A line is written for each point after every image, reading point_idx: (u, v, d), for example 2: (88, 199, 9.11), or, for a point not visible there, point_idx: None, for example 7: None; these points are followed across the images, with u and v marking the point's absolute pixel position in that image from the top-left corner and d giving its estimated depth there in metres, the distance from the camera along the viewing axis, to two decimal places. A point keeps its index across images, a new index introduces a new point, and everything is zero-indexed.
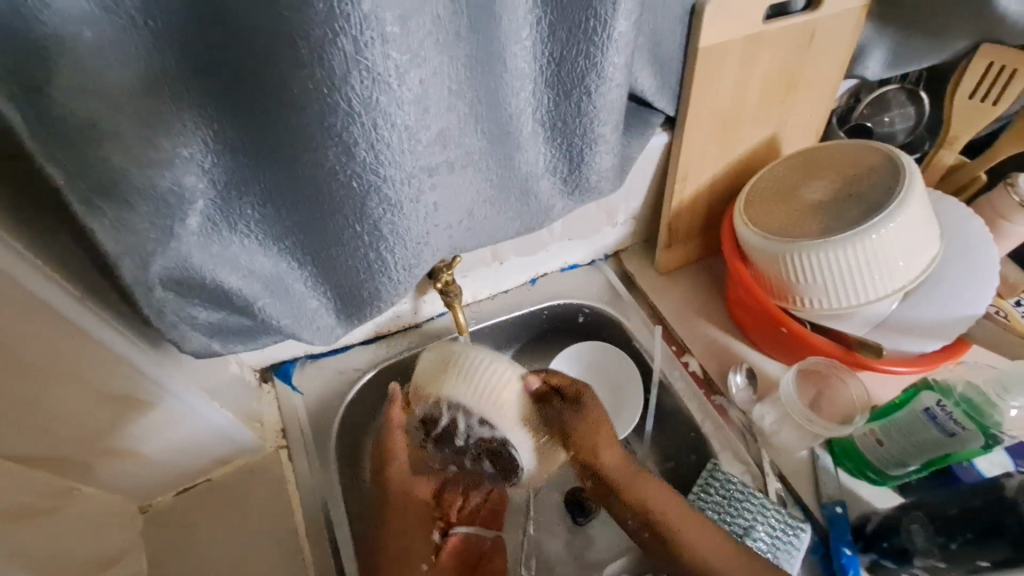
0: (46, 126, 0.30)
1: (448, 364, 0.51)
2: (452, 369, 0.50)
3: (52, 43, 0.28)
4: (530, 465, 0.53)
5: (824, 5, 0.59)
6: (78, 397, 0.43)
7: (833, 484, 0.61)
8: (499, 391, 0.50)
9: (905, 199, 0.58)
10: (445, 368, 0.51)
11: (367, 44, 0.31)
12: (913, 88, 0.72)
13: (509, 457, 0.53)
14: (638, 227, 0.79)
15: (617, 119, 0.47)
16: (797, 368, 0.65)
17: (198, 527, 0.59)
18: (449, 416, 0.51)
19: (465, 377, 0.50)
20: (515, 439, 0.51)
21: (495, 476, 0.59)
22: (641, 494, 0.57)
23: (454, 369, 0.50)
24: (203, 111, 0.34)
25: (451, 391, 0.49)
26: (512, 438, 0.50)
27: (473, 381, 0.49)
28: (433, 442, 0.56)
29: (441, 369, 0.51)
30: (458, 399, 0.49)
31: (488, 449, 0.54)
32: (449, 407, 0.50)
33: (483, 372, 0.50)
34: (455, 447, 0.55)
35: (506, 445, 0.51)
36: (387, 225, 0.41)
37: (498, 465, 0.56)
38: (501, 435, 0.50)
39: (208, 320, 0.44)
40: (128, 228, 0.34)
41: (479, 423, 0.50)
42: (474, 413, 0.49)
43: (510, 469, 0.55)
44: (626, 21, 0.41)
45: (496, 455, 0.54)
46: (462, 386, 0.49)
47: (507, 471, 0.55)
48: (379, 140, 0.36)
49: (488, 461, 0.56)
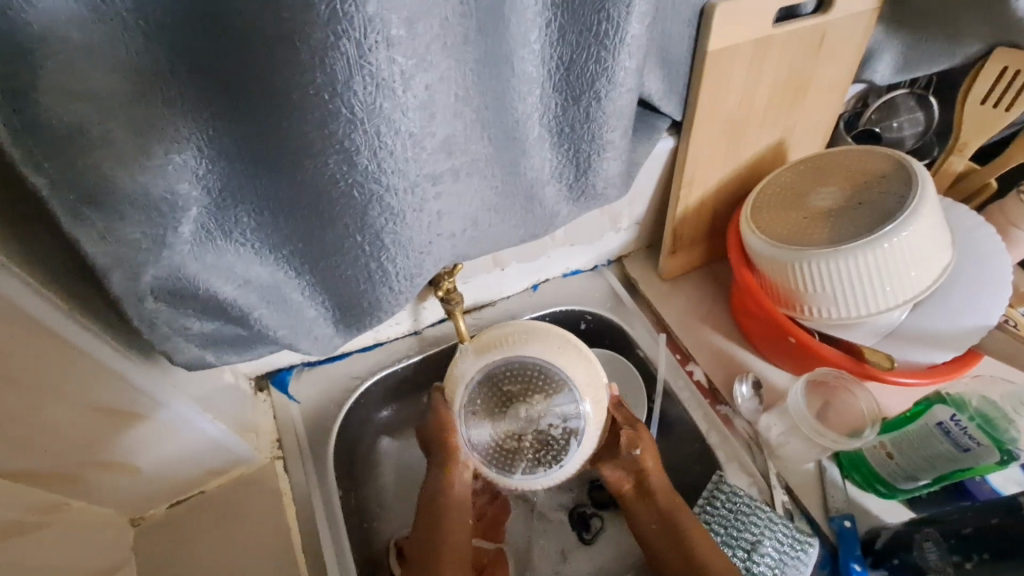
0: (30, 134, 0.28)
1: (555, 338, 0.56)
2: (566, 347, 0.55)
3: (37, 45, 0.26)
4: (577, 464, 0.56)
5: (834, 8, 0.57)
6: (66, 411, 0.41)
7: (841, 497, 0.60)
8: (597, 388, 0.56)
9: (917, 208, 0.57)
10: (561, 341, 0.56)
11: (372, 48, 0.30)
12: (923, 93, 0.71)
13: (559, 450, 0.55)
14: (642, 232, 0.78)
15: (626, 125, 0.46)
16: (806, 379, 0.63)
17: (192, 541, 0.57)
18: (543, 385, 0.55)
19: (581, 361, 0.56)
20: (584, 436, 0.55)
21: (506, 459, 0.56)
22: (675, 513, 0.58)
23: (562, 347, 0.55)
24: (198, 117, 0.33)
25: (566, 362, 0.55)
26: (579, 433, 0.55)
27: (582, 363, 0.55)
28: (482, 394, 0.56)
29: (549, 340, 0.56)
30: (563, 368, 0.55)
31: (542, 434, 0.55)
32: (548, 373, 0.55)
33: (589, 363, 0.56)
34: (509, 415, 0.55)
35: (570, 434, 0.55)
36: (389, 234, 0.40)
37: (536, 452, 0.55)
38: (574, 425, 0.55)
39: (202, 331, 0.43)
40: (117, 238, 0.33)
41: (567, 401, 0.55)
42: (571, 386, 0.55)
43: (544, 460, 0.55)
44: (639, 24, 0.39)
45: (544, 439, 0.55)
46: (575, 364, 0.55)
47: (537, 462, 0.55)
48: (382, 147, 0.34)
49: (529, 444, 0.55)
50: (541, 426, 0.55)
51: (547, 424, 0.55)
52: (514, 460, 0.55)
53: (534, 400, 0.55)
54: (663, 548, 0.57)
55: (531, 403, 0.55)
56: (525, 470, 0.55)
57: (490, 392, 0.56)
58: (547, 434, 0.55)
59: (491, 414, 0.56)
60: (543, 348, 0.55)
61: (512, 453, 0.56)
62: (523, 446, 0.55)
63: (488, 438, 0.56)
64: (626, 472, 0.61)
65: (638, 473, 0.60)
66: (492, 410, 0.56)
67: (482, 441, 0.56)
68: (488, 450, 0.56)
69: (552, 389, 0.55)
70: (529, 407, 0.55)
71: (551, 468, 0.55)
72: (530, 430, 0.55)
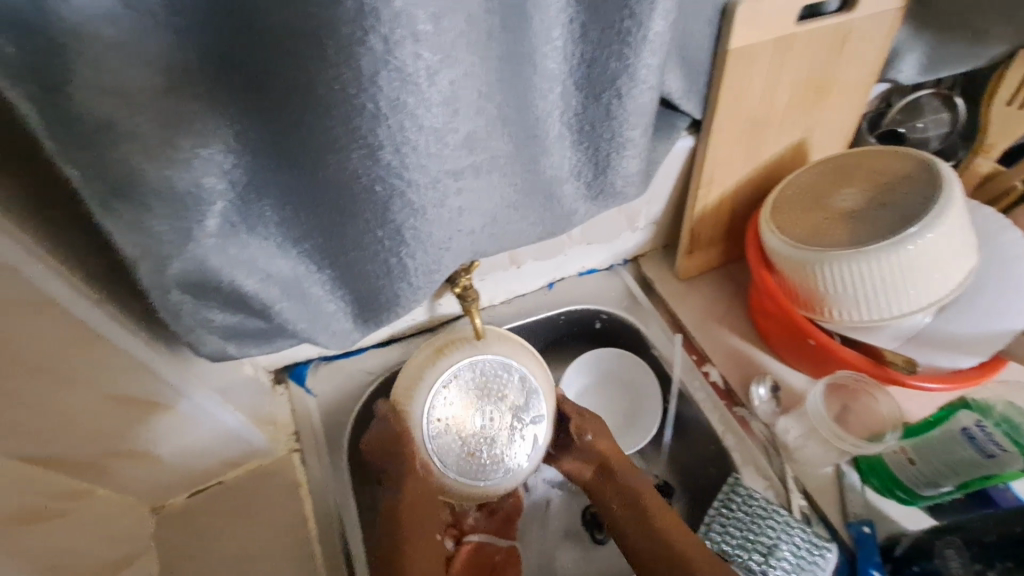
0: (65, 127, 0.29)
1: (515, 343, 0.61)
2: (524, 352, 0.61)
3: (72, 41, 0.27)
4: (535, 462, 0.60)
5: (859, 6, 0.56)
6: (93, 399, 0.42)
7: (859, 502, 0.59)
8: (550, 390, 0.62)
9: (943, 209, 0.56)
10: (518, 346, 0.61)
11: (398, 43, 0.30)
12: (948, 94, 0.70)
13: (520, 451, 0.59)
14: (659, 231, 0.77)
15: (646, 123, 0.46)
16: (825, 382, 0.62)
17: (209, 530, 0.58)
18: (505, 388, 0.59)
19: (537, 363, 0.61)
20: (542, 435, 0.60)
21: (471, 464, 0.58)
22: (637, 493, 0.59)
23: (521, 350, 0.61)
24: (224, 112, 0.33)
25: (526, 365, 0.60)
26: (539, 434, 0.60)
27: (538, 366, 0.61)
28: (447, 401, 0.58)
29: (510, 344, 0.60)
30: (524, 371, 0.60)
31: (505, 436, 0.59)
32: (511, 377, 0.59)
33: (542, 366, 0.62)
34: (472, 420, 0.58)
35: (532, 435, 0.60)
36: (409, 229, 0.40)
37: (499, 454, 0.58)
38: (533, 425, 0.60)
39: (224, 323, 0.43)
40: (145, 231, 0.34)
41: (527, 402, 0.60)
42: (531, 388, 0.60)
43: (507, 461, 0.59)
44: (663, 20, 0.39)
45: (508, 442, 0.59)
46: (533, 366, 0.61)
47: (499, 464, 0.58)
48: (406, 142, 0.35)
49: (492, 448, 0.58)
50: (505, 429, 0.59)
51: (509, 426, 0.59)
52: (478, 464, 0.58)
53: (496, 403, 0.59)
54: (629, 529, 0.58)
55: (495, 406, 0.59)
56: (489, 474, 0.58)
57: (454, 399, 0.58)
58: (510, 437, 0.59)
59: (454, 421, 0.58)
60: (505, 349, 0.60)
61: (478, 458, 0.58)
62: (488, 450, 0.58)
63: (452, 446, 0.57)
64: (589, 456, 0.63)
65: (598, 457, 0.63)
66: (457, 416, 0.58)
67: (446, 449, 0.57)
68: (453, 458, 0.57)
69: (513, 392, 0.59)
70: (493, 410, 0.59)
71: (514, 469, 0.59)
72: (493, 433, 0.59)
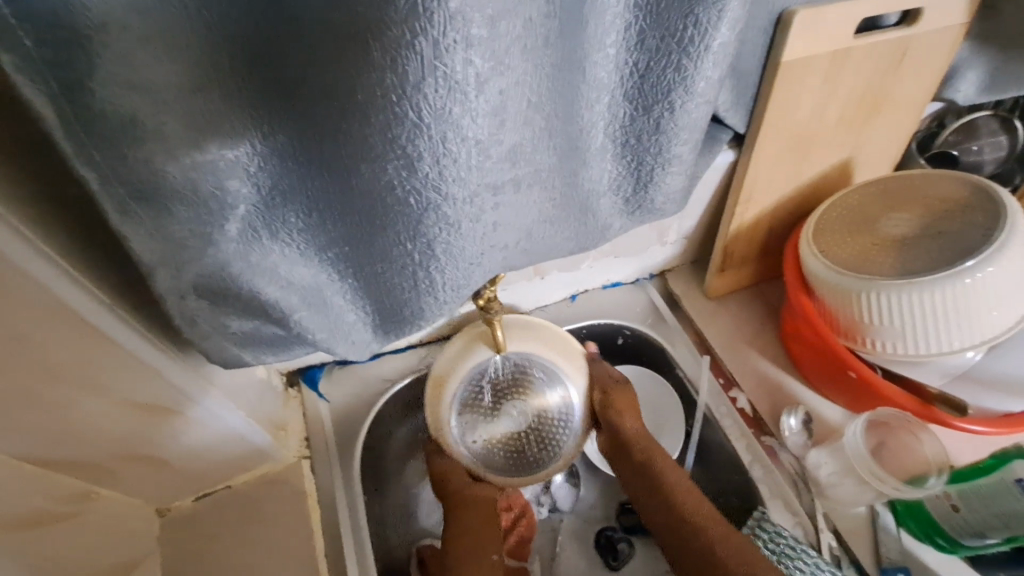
0: (85, 125, 0.27)
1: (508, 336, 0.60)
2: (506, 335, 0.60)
3: (94, 32, 0.25)
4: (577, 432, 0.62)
5: (923, 19, 0.53)
6: (103, 402, 0.41)
7: (895, 547, 0.56)
8: (572, 353, 0.62)
9: (1005, 244, 0.52)
10: (521, 331, 0.60)
11: (449, 47, 0.28)
12: (1007, 116, 0.66)
13: (555, 428, 0.62)
14: (690, 247, 0.74)
15: (697, 139, 0.43)
16: (865, 417, 0.58)
17: (213, 537, 0.56)
18: (522, 377, 0.61)
19: (546, 338, 0.60)
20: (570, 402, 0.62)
21: (527, 461, 0.62)
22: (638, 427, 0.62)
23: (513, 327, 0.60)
24: (255, 115, 0.31)
25: (539, 350, 0.60)
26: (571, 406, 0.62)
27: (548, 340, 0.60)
28: (469, 422, 0.61)
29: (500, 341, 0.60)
30: (535, 353, 0.60)
31: (538, 419, 0.61)
32: (530, 367, 0.60)
33: (551, 333, 0.61)
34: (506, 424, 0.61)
35: (560, 399, 0.62)
36: (441, 244, 0.38)
37: (541, 444, 0.62)
38: (565, 412, 0.62)
39: (241, 330, 0.41)
40: (165, 235, 0.32)
41: (557, 396, 0.62)
42: (546, 363, 0.60)
43: (549, 442, 0.62)
44: (728, 30, 0.37)
45: (545, 418, 0.62)
46: (545, 351, 0.60)
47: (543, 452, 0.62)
48: (446, 154, 0.32)
49: (532, 441, 0.62)
50: (534, 407, 0.61)
51: (537, 409, 0.61)
52: (523, 458, 0.62)
53: (517, 395, 0.61)
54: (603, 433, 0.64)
55: (517, 407, 0.61)
56: (533, 464, 0.62)
57: (477, 416, 0.61)
58: (544, 409, 0.62)
59: (489, 429, 0.62)
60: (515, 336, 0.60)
61: (526, 452, 0.62)
62: (536, 434, 0.62)
63: (498, 456, 0.62)
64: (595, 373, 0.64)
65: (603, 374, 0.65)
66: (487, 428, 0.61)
67: (497, 458, 0.62)
68: (499, 459, 0.62)
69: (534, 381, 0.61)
70: (519, 405, 0.61)
71: (565, 429, 0.62)
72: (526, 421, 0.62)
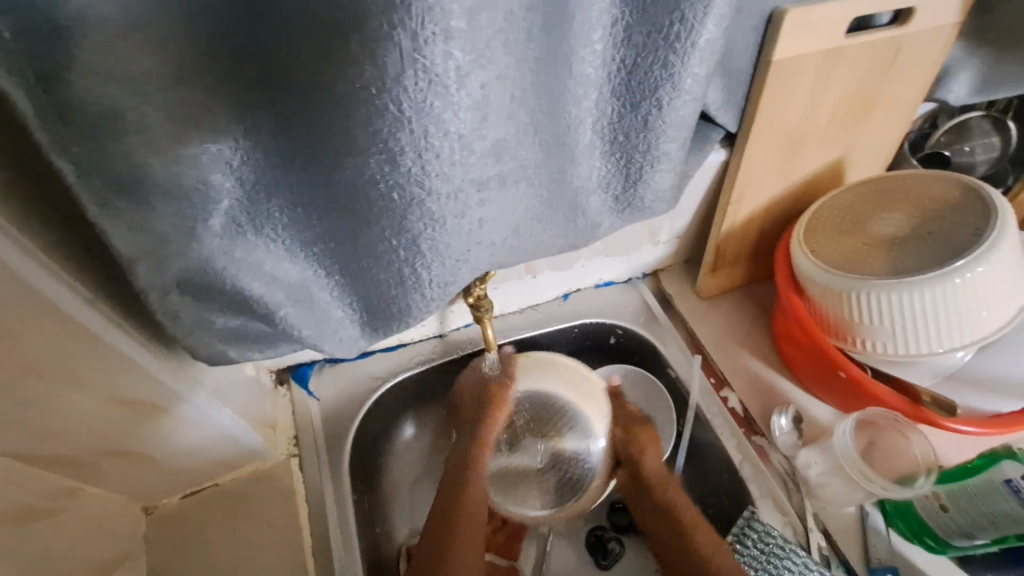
0: (63, 117, 0.27)
1: (541, 367, 0.62)
2: (542, 367, 0.62)
3: (70, 22, 0.24)
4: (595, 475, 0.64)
5: (914, 19, 0.53)
6: (86, 398, 0.40)
7: (883, 547, 0.55)
8: (597, 399, 0.63)
9: (994, 243, 0.52)
10: (552, 367, 0.62)
11: (428, 40, 0.28)
12: (999, 117, 0.67)
13: (575, 471, 0.63)
14: (682, 246, 0.74)
15: (685, 136, 0.43)
16: (854, 417, 0.58)
17: (200, 535, 0.56)
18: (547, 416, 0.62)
19: (577, 380, 0.62)
20: (592, 449, 0.63)
21: (538, 493, 0.63)
22: (656, 465, 0.63)
23: (548, 363, 0.62)
24: (236, 108, 0.31)
25: (568, 392, 0.62)
26: (592, 453, 0.63)
27: (578, 385, 0.62)
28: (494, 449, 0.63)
29: (534, 372, 0.62)
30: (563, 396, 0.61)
31: (559, 460, 0.63)
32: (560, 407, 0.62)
33: (583, 379, 0.62)
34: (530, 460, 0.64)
35: (582, 443, 0.63)
36: (427, 240, 0.38)
37: (558, 482, 0.63)
38: (586, 456, 0.63)
39: (226, 326, 0.41)
40: (145, 230, 0.32)
41: (579, 439, 0.62)
42: (574, 407, 0.62)
43: (566, 482, 0.63)
44: (714, 27, 0.37)
45: (567, 459, 0.63)
46: (576, 394, 0.62)
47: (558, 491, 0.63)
48: (429, 149, 0.32)
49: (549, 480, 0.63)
50: (557, 446, 0.62)
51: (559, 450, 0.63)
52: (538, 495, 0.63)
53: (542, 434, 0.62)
54: (623, 471, 0.65)
55: (540, 446, 0.62)
56: (548, 502, 0.63)
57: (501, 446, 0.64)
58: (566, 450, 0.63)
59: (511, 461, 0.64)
60: (547, 376, 0.62)
61: (542, 489, 0.63)
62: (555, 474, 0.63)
63: (515, 489, 0.63)
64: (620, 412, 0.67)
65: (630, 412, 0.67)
66: (507, 459, 0.64)
67: (513, 493, 0.64)
68: (514, 492, 0.64)
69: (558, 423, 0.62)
70: (543, 443, 0.63)
71: (584, 473, 0.63)
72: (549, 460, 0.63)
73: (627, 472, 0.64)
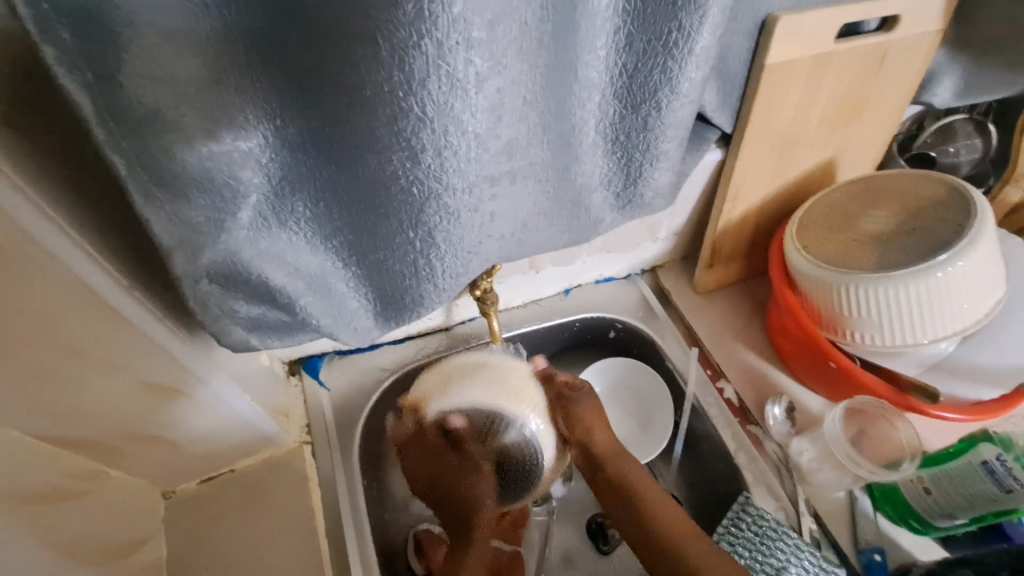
0: (115, 116, 0.29)
1: (510, 397, 0.51)
2: (511, 394, 0.51)
3: (126, 30, 0.27)
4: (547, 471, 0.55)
5: (900, 26, 0.55)
6: (116, 381, 0.42)
7: (871, 528, 0.58)
8: (525, 390, 0.52)
9: (975, 238, 0.55)
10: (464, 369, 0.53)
11: (451, 48, 0.30)
12: (981, 119, 0.70)
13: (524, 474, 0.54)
14: (680, 243, 0.77)
15: (683, 136, 0.46)
16: (844, 405, 0.61)
17: (215, 519, 0.58)
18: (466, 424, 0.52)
19: (489, 378, 0.52)
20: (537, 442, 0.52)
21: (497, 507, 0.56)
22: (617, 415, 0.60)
23: (513, 386, 0.52)
24: (269, 108, 0.33)
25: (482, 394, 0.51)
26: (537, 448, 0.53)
27: (492, 377, 0.52)
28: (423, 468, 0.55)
29: (501, 394, 0.51)
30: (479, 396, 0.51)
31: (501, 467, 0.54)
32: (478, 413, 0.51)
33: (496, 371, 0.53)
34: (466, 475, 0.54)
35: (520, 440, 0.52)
36: (440, 233, 0.40)
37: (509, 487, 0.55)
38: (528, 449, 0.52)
39: (249, 315, 0.43)
40: (182, 220, 0.34)
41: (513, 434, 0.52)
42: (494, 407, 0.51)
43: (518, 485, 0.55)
44: (710, 34, 0.39)
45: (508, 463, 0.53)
46: (492, 392, 0.51)
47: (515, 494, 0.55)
48: (447, 147, 0.35)
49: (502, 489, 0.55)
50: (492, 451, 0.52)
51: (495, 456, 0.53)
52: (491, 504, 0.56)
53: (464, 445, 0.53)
54: (575, 450, 0.57)
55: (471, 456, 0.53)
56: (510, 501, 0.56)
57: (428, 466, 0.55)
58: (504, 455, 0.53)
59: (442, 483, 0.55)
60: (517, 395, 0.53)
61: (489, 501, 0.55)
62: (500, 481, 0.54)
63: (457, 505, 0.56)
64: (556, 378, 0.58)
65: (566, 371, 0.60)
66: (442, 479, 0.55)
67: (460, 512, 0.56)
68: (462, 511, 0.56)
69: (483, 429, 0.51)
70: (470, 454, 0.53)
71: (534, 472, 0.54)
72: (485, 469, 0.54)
73: (580, 453, 0.57)
